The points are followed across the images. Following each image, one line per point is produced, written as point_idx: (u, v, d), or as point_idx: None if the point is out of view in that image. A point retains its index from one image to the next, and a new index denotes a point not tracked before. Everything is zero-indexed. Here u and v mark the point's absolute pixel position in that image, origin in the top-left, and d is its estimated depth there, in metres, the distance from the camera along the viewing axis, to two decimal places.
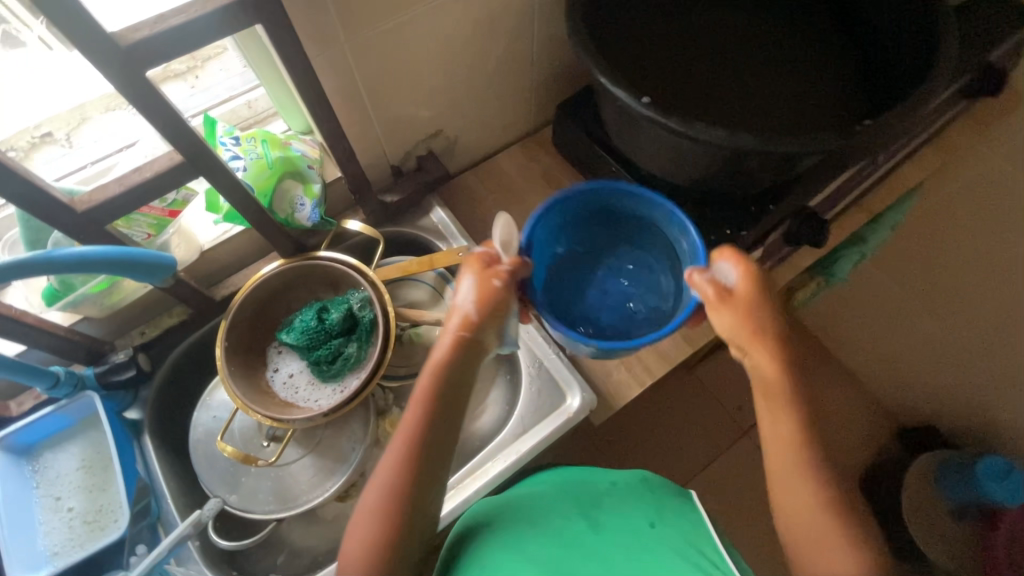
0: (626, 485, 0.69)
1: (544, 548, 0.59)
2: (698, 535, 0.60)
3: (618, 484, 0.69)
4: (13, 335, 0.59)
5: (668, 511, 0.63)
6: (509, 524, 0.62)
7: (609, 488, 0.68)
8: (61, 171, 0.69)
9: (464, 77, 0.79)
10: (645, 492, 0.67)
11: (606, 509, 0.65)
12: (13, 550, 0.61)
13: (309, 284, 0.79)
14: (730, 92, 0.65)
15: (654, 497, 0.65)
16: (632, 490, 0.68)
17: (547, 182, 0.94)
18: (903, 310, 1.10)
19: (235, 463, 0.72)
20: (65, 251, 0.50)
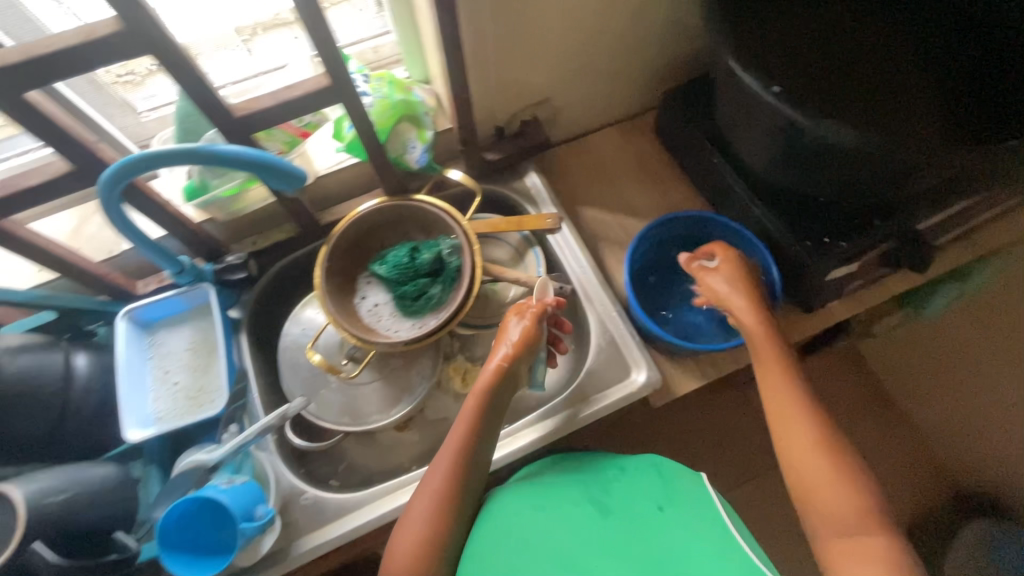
0: (636, 469, 0.71)
1: (554, 529, 0.63)
2: (711, 518, 0.62)
3: (627, 470, 0.71)
4: (159, 218, 0.66)
5: (678, 494, 0.66)
6: (513, 506, 0.66)
7: (618, 474, 0.71)
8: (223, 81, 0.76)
9: (584, 49, 0.80)
10: (657, 477, 0.69)
11: (614, 493, 0.68)
12: (129, 406, 0.68)
13: (403, 224, 0.83)
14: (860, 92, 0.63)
15: (662, 482, 0.68)
16: (643, 473, 0.70)
17: (641, 167, 0.95)
18: None
19: (316, 375, 0.79)
20: (228, 149, 0.55)
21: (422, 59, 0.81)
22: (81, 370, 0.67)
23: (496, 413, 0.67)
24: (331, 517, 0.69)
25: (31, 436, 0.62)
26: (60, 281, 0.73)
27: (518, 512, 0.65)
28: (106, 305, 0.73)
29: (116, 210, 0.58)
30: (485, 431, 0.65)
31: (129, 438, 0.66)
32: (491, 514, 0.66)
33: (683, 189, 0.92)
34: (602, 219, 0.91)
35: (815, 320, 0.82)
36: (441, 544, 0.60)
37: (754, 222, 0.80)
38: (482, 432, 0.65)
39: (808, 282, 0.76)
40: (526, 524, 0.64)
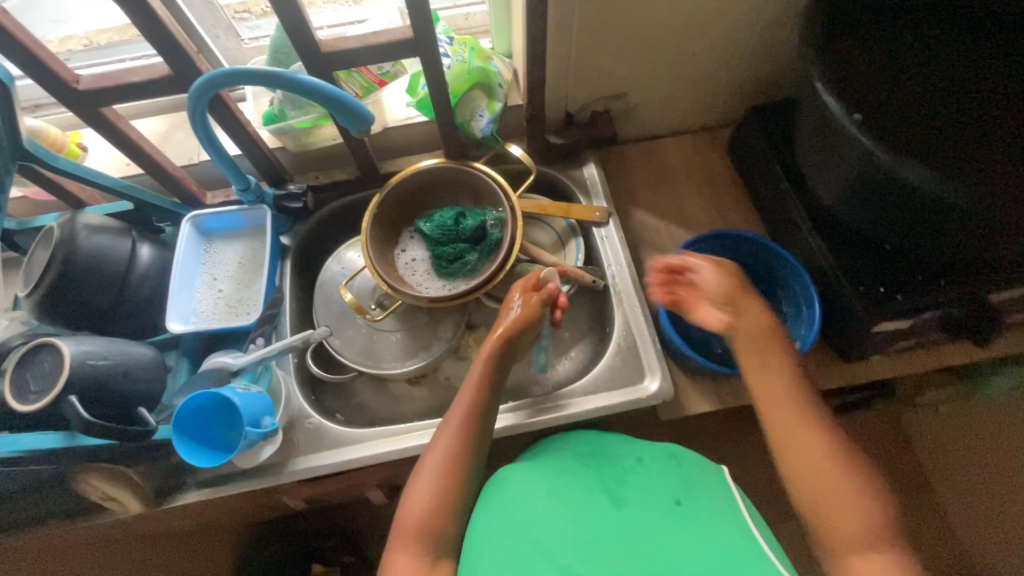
0: (653, 459, 0.67)
1: (553, 512, 0.60)
2: (725, 511, 0.59)
3: (644, 459, 0.67)
4: (237, 136, 0.71)
5: (695, 485, 0.63)
6: (523, 492, 0.62)
7: (633, 465, 0.67)
8: (325, 22, 0.81)
9: (670, 49, 0.78)
10: (673, 467, 0.65)
11: (629, 484, 0.64)
12: (176, 300, 0.75)
13: (455, 189, 0.85)
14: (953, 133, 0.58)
15: (678, 473, 0.64)
16: (658, 464, 0.66)
17: (704, 181, 0.92)
18: None
19: (345, 312, 0.82)
20: (305, 78, 0.58)
21: (509, 33, 0.83)
22: (143, 259, 0.73)
23: (494, 401, 0.67)
24: (329, 445, 0.73)
25: (90, 306, 0.69)
26: (145, 177, 0.81)
27: (524, 491, 0.62)
28: (176, 207, 0.79)
29: (200, 124, 0.63)
30: (484, 417, 0.65)
31: (170, 329, 0.72)
32: (491, 499, 0.63)
33: (743, 212, 0.89)
34: (653, 225, 0.89)
35: (853, 372, 0.77)
36: (445, 515, 0.60)
37: (809, 258, 0.76)
38: (480, 419, 0.65)
39: (853, 330, 0.72)
40: (529, 506, 0.60)
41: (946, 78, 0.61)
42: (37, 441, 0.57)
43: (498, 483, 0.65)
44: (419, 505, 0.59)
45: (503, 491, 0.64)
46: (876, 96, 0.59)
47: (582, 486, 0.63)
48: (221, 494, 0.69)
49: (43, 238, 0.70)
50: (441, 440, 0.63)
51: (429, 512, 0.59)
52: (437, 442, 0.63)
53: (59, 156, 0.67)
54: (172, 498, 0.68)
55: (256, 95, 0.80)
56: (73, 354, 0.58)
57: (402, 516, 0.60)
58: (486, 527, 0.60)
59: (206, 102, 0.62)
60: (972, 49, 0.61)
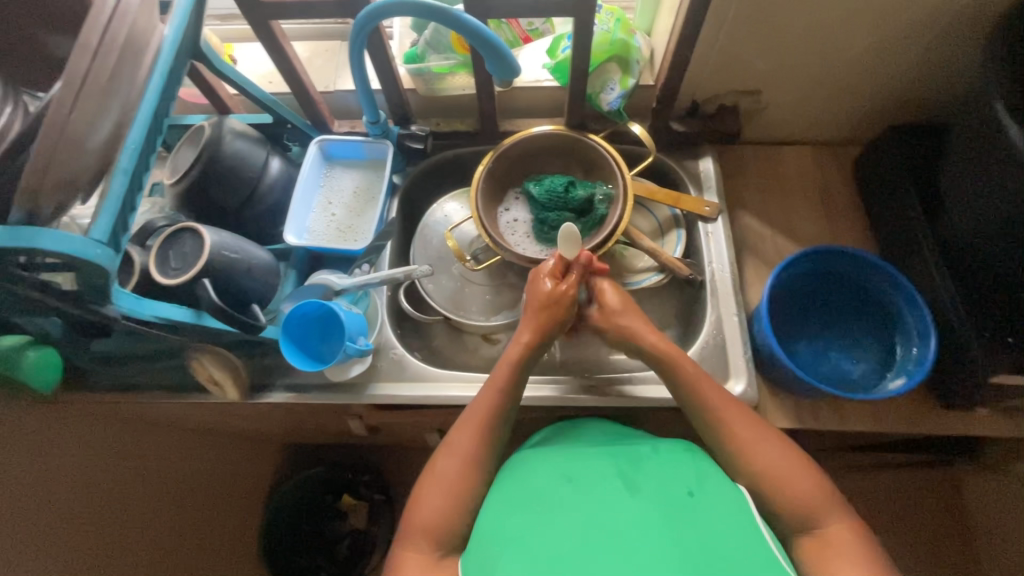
0: (668, 451, 0.65)
1: (567, 497, 0.59)
2: (741, 505, 0.57)
3: (660, 450, 0.66)
4: (382, 70, 0.74)
5: (711, 479, 0.60)
6: (541, 479, 0.62)
7: (649, 453, 0.65)
8: None
9: (823, 50, 0.75)
10: (687, 459, 0.64)
11: (646, 472, 0.62)
12: (296, 215, 0.79)
13: (568, 159, 0.85)
14: None
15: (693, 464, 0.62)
16: (674, 456, 0.65)
17: (820, 197, 0.88)
18: None
19: (441, 257, 0.85)
20: (468, 19, 0.60)
21: (653, 12, 0.82)
22: (273, 171, 0.78)
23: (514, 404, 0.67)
24: (408, 377, 0.76)
25: (223, 205, 0.74)
26: (284, 96, 0.86)
27: (539, 476, 0.63)
28: (307, 128, 0.84)
29: (355, 54, 0.67)
30: (494, 430, 0.65)
31: (286, 240, 0.77)
32: (498, 489, 0.63)
33: (857, 234, 0.85)
34: (758, 231, 0.86)
35: (951, 420, 0.73)
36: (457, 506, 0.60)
37: (928, 291, 0.73)
38: (493, 425, 0.65)
39: (959, 376, 0.68)
40: (548, 488, 0.61)
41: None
42: (172, 312, 0.60)
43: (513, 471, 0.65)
44: (433, 509, 0.60)
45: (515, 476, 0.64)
46: None
47: (596, 476, 0.62)
48: (305, 400, 0.74)
49: (191, 136, 0.76)
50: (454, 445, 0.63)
51: (445, 516, 0.59)
52: (453, 446, 0.63)
53: (223, 61, 0.72)
54: (263, 393, 0.73)
55: (400, 35, 0.83)
56: (213, 242, 0.63)
57: (410, 519, 0.60)
58: (496, 504, 0.60)
59: (366, 35, 0.65)
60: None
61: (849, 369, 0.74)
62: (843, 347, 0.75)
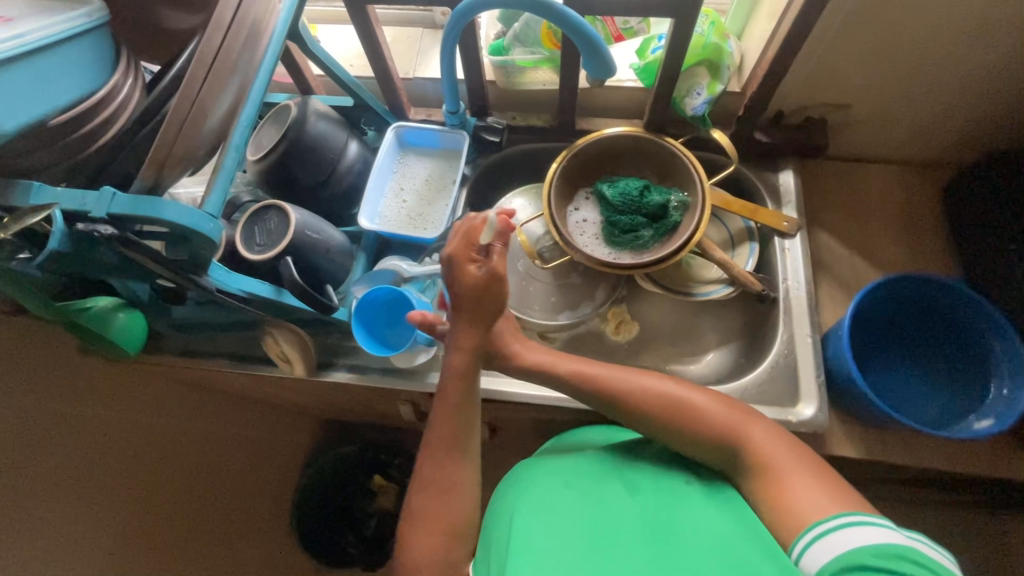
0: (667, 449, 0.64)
1: (567, 495, 0.57)
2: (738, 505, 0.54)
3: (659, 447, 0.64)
4: (468, 60, 0.74)
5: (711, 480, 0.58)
6: (546, 479, 0.61)
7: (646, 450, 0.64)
8: None
9: (932, 67, 0.71)
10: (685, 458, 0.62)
11: (641, 472, 0.60)
12: (369, 200, 0.80)
13: (643, 162, 0.84)
14: None
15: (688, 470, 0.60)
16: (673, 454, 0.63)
17: (904, 220, 0.84)
18: None
19: (506, 252, 0.85)
20: (571, 15, 0.59)
21: (746, 17, 0.79)
22: (351, 154, 0.79)
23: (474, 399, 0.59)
24: None
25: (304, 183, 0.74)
26: (365, 80, 0.87)
27: (539, 477, 0.61)
28: (385, 114, 0.84)
29: (449, 48, 0.67)
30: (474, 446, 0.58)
31: (359, 223, 0.78)
32: (503, 499, 0.62)
33: (942, 262, 0.81)
34: (835, 250, 0.83)
35: None
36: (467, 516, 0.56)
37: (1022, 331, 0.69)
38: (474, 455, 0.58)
39: None
40: (546, 492, 0.58)
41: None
42: (256, 286, 0.61)
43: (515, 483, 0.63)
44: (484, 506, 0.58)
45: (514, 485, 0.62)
46: None
47: (593, 474, 0.60)
48: (367, 382, 0.75)
49: (276, 114, 0.77)
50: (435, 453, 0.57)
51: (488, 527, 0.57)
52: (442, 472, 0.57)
53: (315, 42, 0.73)
54: (327, 372, 0.74)
55: (486, 26, 0.83)
56: (297, 220, 0.65)
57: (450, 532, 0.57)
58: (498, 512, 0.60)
59: (462, 28, 0.65)
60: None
61: (924, 403, 0.71)
62: (918, 379, 0.73)
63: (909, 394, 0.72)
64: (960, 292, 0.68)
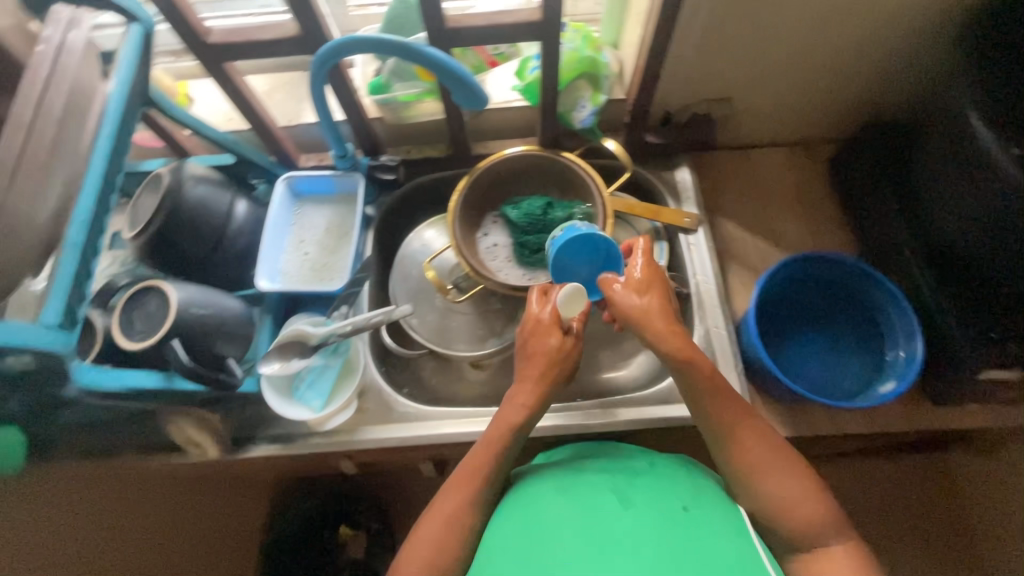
0: (665, 466, 0.65)
1: (559, 512, 0.58)
2: (737, 526, 0.55)
3: (657, 464, 0.65)
4: (345, 101, 0.72)
5: (709, 496, 0.59)
6: (533, 501, 0.61)
7: (646, 467, 0.65)
8: None
9: (794, 57, 0.74)
10: (682, 475, 0.63)
11: (637, 485, 0.61)
12: (265, 258, 0.76)
13: (544, 179, 0.83)
14: None
15: (692, 482, 0.61)
16: (669, 472, 0.64)
17: (799, 198, 0.88)
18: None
19: (422, 288, 0.83)
20: (432, 51, 0.58)
21: (616, 26, 0.81)
22: (239, 215, 0.74)
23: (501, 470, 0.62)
24: (397, 419, 0.73)
25: (189, 253, 0.69)
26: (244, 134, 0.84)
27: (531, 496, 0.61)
28: (272, 166, 0.81)
29: (318, 93, 0.64)
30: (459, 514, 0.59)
31: (258, 286, 0.74)
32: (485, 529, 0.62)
33: (838, 234, 0.85)
34: (740, 237, 0.86)
35: (943, 416, 0.73)
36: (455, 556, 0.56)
37: (912, 292, 0.73)
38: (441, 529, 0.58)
39: (953, 374, 0.68)
40: (538, 509, 0.59)
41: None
42: (142, 380, 0.58)
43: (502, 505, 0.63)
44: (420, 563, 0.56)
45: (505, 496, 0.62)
46: None
47: (591, 487, 0.61)
48: (292, 450, 0.71)
49: (150, 183, 0.72)
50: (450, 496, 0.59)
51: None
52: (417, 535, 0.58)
53: (175, 104, 0.69)
54: (246, 448, 0.70)
55: (364, 64, 0.81)
56: (180, 300, 0.60)
57: None
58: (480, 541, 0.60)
59: (327, 71, 0.62)
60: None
61: (836, 374, 0.74)
62: (828, 351, 0.76)
63: (823, 367, 0.75)
64: (846, 259, 0.72)
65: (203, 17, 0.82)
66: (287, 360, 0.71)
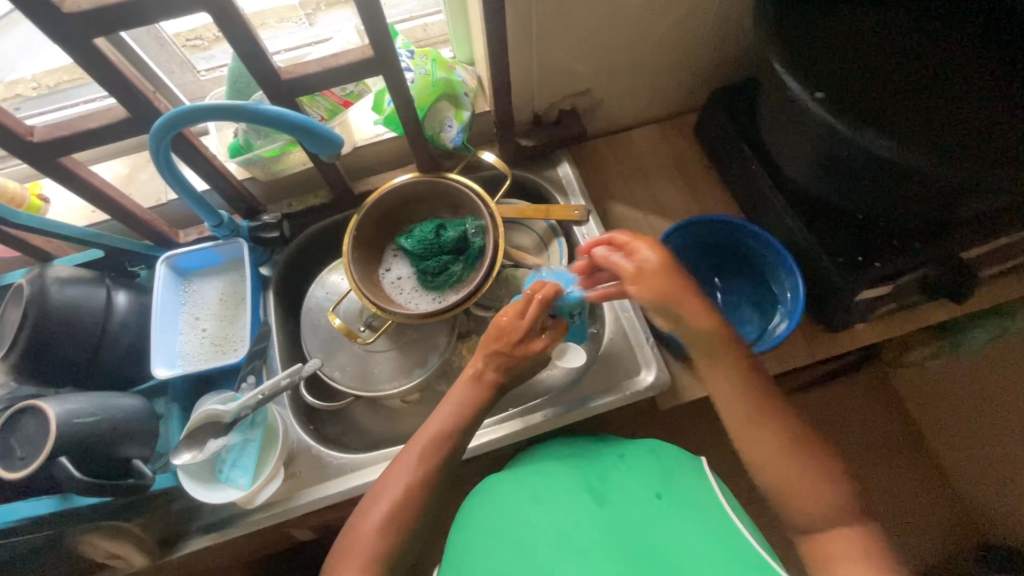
0: (634, 455, 0.70)
1: (539, 517, 0.62)
2: (708, 504, 0.62)
3: (626, 455, 0.70)
4: (204, 171, 0.71)
5: (677, 480, 0.65)
6: (508, 503, 0.65)
7: (615, 461, 0.70)
8: (282, 46, 0.83)
9: (630, 44, 0.79)
10: (651, 460, 0.68)
11: (610, 480, 0.67)
12: (160, 346, 0.72)
13: (432, 203, 0.84)
14: (912, 90, 0.58)
15: (659, 467, 0.67)
16: (638, 460, 0.69)
17: (677, 169, 0.92)
18: (984, 403, 0.94)
19: (334, 335, 0.81)
20: (267, 108, 0.58)
21: (465, 45, 0.84)
22: (119, 306, 0.70)
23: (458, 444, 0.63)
24: (333, 474, 0.72)
25: (69, 362, 0.65)
26: (109, 223, 0.81)
27: (505, 502, 0.65)
28: (148, 249, 0.78)
29: (167, 169, 0.63)
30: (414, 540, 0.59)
31: (156, 376, 0.70)
32: (458, 538, 0.65)
33: (717, 193, 0.90)
34: (631, 216, 0.89)
35: (840, 339, 0.79)
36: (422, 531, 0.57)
37: (787, 234, 0.77)
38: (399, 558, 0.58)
39: (839, 297, 0.72)
40: (519, 516, 0.63)
41: (912, 47, 0.61)
42: (29, 509, 0.59)
43: (473, 502, 0.68)
44: None
45: (480, 513, 0.66)
46: (832, 76, 0.59)
47: (566, 487, 0.66)
48: (229, 536, 0.68)
49: (12, 296, 0.66)
50: (395, 472, 0.60)
51: None
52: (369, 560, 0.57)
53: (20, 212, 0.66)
54: (177, 546, 0.68)
55: (219, 128, 0.81)
56: (57, 414, 0.57)
57: None
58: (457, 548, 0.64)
59: (168, 144, 0.61)
60: (924, 18, 0.63)
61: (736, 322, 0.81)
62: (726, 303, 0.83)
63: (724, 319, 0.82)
64: (720, 218, 0.80)
65: (29, 120, 0.82)
66: (199, 446, 0.68)
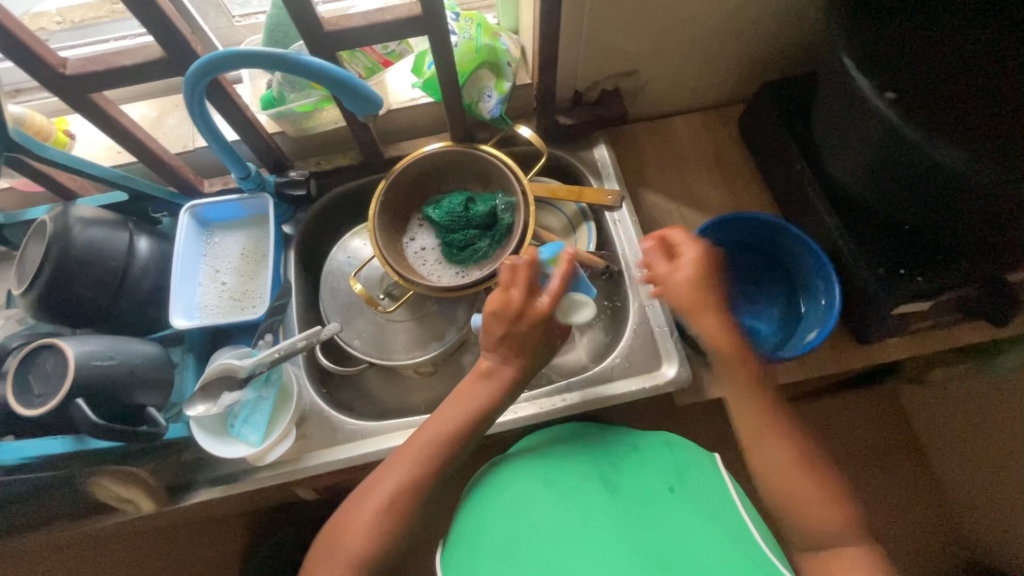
0: (649, 447, 0.68)
1: (550, 504, 0.61)
2: (721, 501, 0.61)
3: (640, 446, 0.68)
4: (234, 120, 0.68)
5: (692, 476, 0.64)
6: (521, 486, 0.64)
7: (629, 451, 0.68)
8: None
9: (685, 26, 0.75)
10: (667, 453, 0.67)
11: (623, 471, 0.65)
12: (179, 296, 0.72)
13: (463, 174, 0.81)
14: (985, 101, 0.55)
15: (677, 462, 0.66)
16: (654, 452, 0.67)
17: (716, 161, 0.89)
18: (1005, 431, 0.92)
19: (353, 300, 0.80)
20: (309, 59, 0.55)
21: (512, 11, 0.80)
22: (141, 252, 0.69)
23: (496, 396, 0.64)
24: (343, 440, 0.72)
25: (88, 304, 0.64)
26: (134, 165, 0.80)
27: (518, 487, 0.64)
28: (172, 197, 0.76)
29: (197, 114, 0.61)
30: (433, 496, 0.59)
31: (174, 325, 0.70)
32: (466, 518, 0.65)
33: (756, 190, 0.87)
34: (663, 205, 0.87)
35: (867, 353, 0.78)
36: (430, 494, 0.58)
37: (827, 240, 0.75)
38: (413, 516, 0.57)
39: (872, 309, 0.70)
40: (527, 501, 0.62)
41: (990, 54, 0.58)
42: (44, 447, 0.59)
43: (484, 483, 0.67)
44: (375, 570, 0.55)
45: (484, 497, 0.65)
46: (903, 76, 0.56)
47: (580, 476, 0.65)
48: (235, 491, 0.68)
49: (34, 231, 0.65)
50: (428, 438, 0.60)
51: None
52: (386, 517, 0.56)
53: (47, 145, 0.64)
54: (184, 496, 0.68)
55: (251, 78, 0.79)
56: (77, 356, 0.56)
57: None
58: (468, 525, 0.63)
59: (203, 88, 0.59)
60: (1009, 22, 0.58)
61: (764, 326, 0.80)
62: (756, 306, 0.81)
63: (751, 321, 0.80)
64: (758, 218, 0.78)
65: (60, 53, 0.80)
66: (213, 400, 0.67)
